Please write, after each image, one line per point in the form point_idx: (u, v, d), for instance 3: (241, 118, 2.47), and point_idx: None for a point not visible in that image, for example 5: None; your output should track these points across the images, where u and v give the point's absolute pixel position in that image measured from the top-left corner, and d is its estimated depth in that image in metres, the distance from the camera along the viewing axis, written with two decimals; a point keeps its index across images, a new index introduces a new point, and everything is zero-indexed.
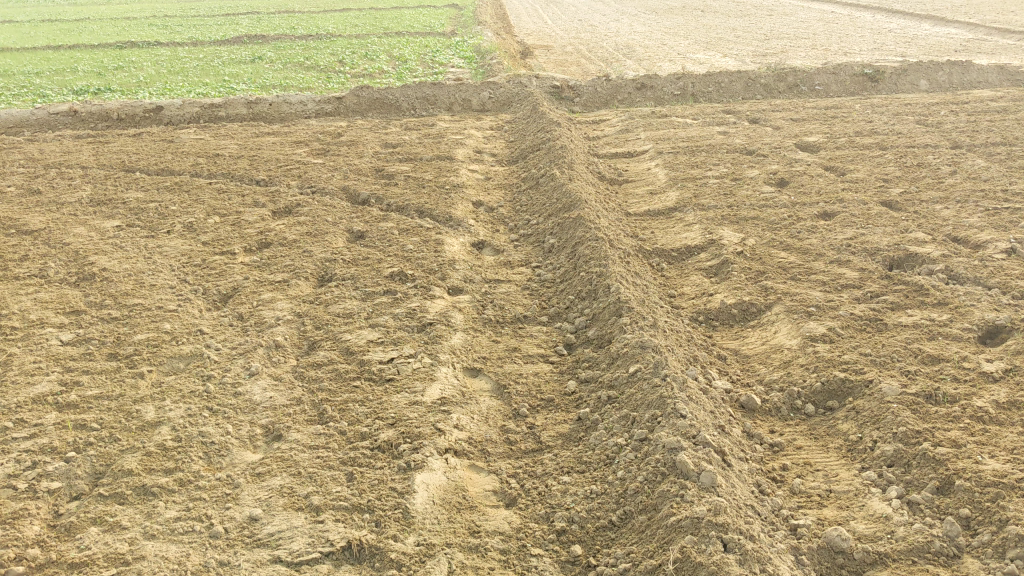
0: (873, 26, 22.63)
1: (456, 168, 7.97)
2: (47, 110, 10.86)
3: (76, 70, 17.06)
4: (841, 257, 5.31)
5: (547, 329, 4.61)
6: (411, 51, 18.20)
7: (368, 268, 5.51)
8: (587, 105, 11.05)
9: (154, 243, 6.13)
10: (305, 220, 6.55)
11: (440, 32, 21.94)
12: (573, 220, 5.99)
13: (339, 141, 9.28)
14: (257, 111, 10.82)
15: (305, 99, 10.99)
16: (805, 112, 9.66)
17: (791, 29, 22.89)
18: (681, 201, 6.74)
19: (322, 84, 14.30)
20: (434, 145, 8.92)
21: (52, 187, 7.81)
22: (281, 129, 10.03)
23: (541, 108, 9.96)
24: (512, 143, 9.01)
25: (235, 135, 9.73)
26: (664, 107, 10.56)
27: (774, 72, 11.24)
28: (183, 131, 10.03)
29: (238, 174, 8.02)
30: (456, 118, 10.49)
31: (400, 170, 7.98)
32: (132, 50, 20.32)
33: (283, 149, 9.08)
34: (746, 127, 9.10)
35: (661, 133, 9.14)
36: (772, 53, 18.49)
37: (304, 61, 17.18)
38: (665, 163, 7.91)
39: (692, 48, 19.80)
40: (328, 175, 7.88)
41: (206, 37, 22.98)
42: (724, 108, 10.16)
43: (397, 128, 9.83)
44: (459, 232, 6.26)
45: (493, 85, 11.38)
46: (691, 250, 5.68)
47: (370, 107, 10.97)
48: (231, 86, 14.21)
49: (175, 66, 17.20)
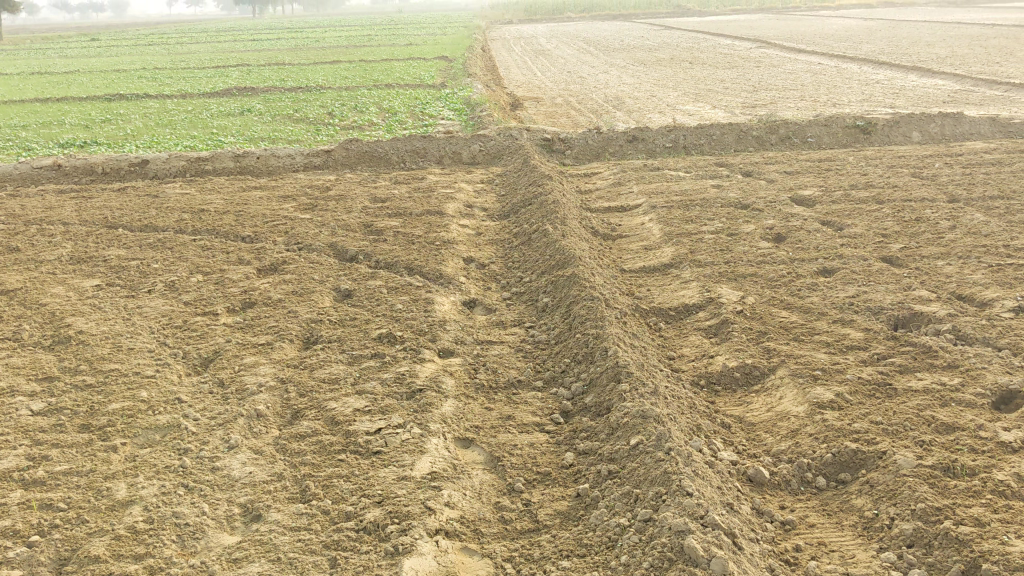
0: (861, 77, 22.79)
1: (446, 223, 7.83)
2: (31, 164, 10.72)
3: (62, 123, 16.96)
4: (845, 316, 5.15)
5: (542, 394, 4.41)
6: (401, 103, 18.20)
7: (355, 329, 5.31)
8: (578, 157, 10.95)
9: (134, 304, 5.94)
10: (291, 278, 6.36)
11: (430, 84, 22.02)
12: (567, 278, 5.82)
13: (328, 195, 9.14)
14: (244, 165, 10.70)
15: (293, 152, 10.89)
16: (798, 164, 9.58)
17: (779, 80, 23.03)
18: (677, 257, 6.59)
19: (310, 137, 14.23)
20: (424, 198, 8.79)
21: (31, 244, 7.63)
22: (268, 183, 9.90)
23: (532, 162, 9.86)
24: (503, 197, 8.88)
25: (221, 189, 9.60)
26: (656, 160, 10.47)
27: (766, 125, 11.20)
28: (169, 185, 9.89)
29: (223, 230, 7.86)
30: (446, 171, 10.39)
31: (388, 225, 7.82)
32: (120, 103, 20.28)
33: (270, 203, 8.94)
34: (738, 180, 9.01)
35: (654, 186, 9.04)
36: (761, 104, 18.55)
37: (293, 114, 17.14)
38: (659, 218, 7.78)
39: (681, 100, 19.86)
40: (316, 230, 7.73)
41: (195, 90, 22.96)
42: (717, 161, 10.07)
43: (386, 182, 9.71)
44: (450, 290, 6.08)
45: (483, 138, 11.30)
46: (689, 309, 5.51)
47: (358, 160, 10.87)
48: (219, 139, 14.14)
49: (163, 119, 17.13)
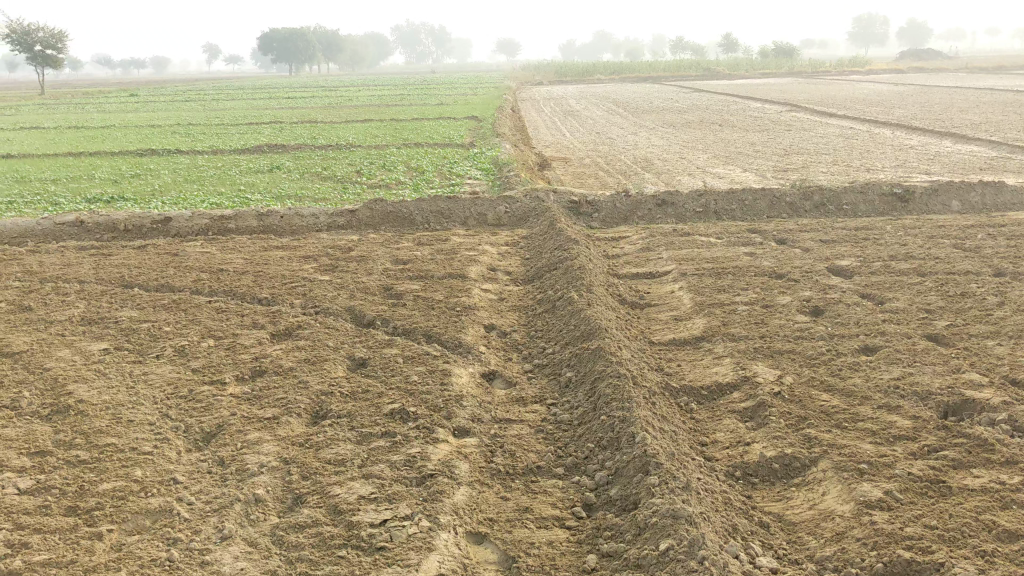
0: (895, 142, 22.49)
1: (468, 287, 7.56)
2: (54, 220, 10.62)
3: (92, 177, 17.00)
4: (890, 402, 4.81)
5: (564, 483, 4.09)
6: (429, 162, 18.12)
7: (366, 403, 5.02)
8: (606, 219, 10.68)
9: (139, 370, 5.70)
10: (304, 345, 6.11)
11: (458, 143, 22.00)
12: (593, 351, 5.51)
13: (349, 256, 8.92)
14: (267, 224, 10.53)
15: (317, 212, 10.72)
16: (834, 233, 9.27)
17: (812, 144, 22.80)
18: (709, 329, 6.27)
19: (337, 196, 14.10)
20: (447, 261, 8.55)
21: (43, 303, 7.45)
22: (290, 242, 9.72)
23: (559, 225, 9.62)
24: (528, 260, 8.62)
25: (241, 249, 9.43)
26: (686, 225, 10.19)
27: (800, 191, 10.91)
28: (190, 244, 9.73)
29: (240, 291, 7.65)
30: (471, 232, 10.16)
31: (408, 288, 7.58)
32: (151, 158, 20.38)
33: (290, 263, 8.73)
34: (772, 248, 8.71)
35: (683, 252, 8.75)
36: (793, 169, 18.31)
37: (321, 172, 17.08)
38: (690, 286, 7.48)
39: (712, 163, 19.66)
40: (333, 293, 7.49)
41: (226, 146, 23.08)
42: (750, 227, 9.77)
43: (409, 243, 9.48)
44: (469, 360, 5.79)
45: (510, 200, 11.09)
46: (722, 389, 5.18)
47: (382, 220, 10.68)
48: (245, 197, 14.04)
49: (192, 175, 17.13)
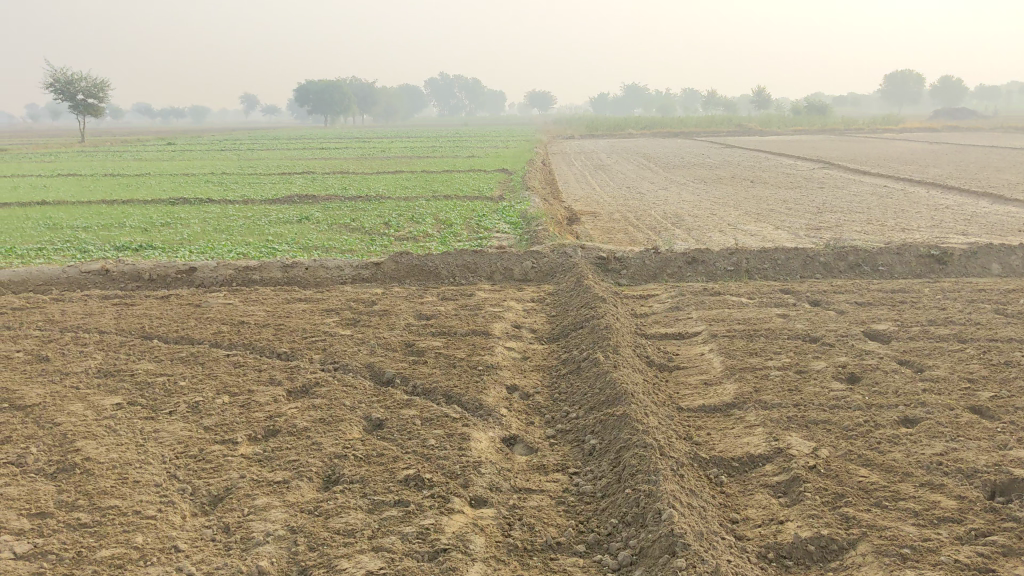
0: (930, 202, 22.18)
1: (491, 345, 7.37)
2: (80, 269, 10.61)
3: (123, 225, 17.10)
4: (933, 480, 4.54)
5: (585, 562, 3.86)
6: (458, 215, 18.07)
7: (381, 467, 4.83)
8: (634, 276, 10.49)
9: (150, 426, 5.54)
10: (321, 403, 5.93)
11: (488, 196, 21.98)
12: (618, 417, 5.29)
13: (372, 310, 8.78)
14: (292, 275, 10.45)
15: (342, 264, 10.62)
16: (870, 295, 9.02)
17: (846, 202, 22.56)
18: (740, 396, 6.02)
19: (364, 248, 14.04)
20: (471, 317, 8.38)
21: (61, 354, 7.36)
22: (313, 294, 9.61)
23: (586, 281, 9.45)
24: (554, 317, 8.43)
25: (264, 300, 9.32)
26: (717, 283, 9.98)
27: (834, 251, 10.67)
28: (213, 294, 9.65)
29: (259, 345, 7.51)
30: (496, 287, 10.00)
31: (430, 345, 7.40)
32: (182, 206, 20.51)
33: (312, 316, 8.61)
34: (805, 310, 8.46)
35: (713, 312, 8.53)
36: (826, 227, 18.06)
37: (349, 223, 17.07)
38: (720, 349, 7.24)
39: (744, 220, 19.46)
40: (353, 349, 7.32)
41: (257, 196, 23.23)
42: (782, 287, 9.55)
43: (433, 297, 9.34)
44: (489, 423, 5.57)
45: (537, 255, 10.93)
46: (754, 460, 4.93)
47: (408, 273, 10.54)
48: (273, 247, 14.02)
49: (221, 224, 17.18)
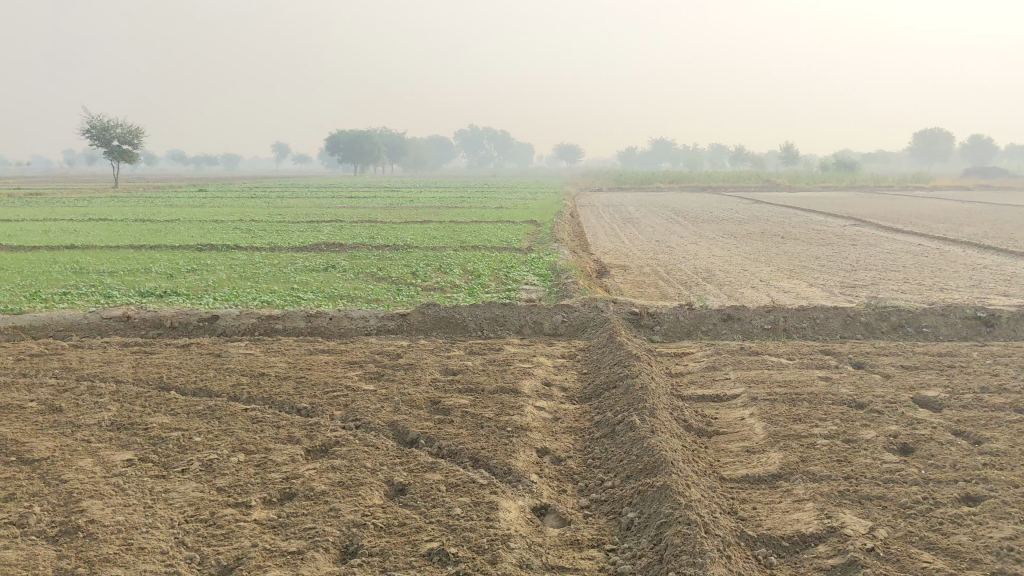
0: (967, 261, 21.73)
1: (520, 404, 7.04)
2: (101, 314, 10.43)
3: (149, 271, 17.02)
4: (1007, 569, 4.14)
5: None
6: (486, 265, 17.86)
7: (402, 539, 4.49)
8: (668, 332, 10.14)
9: (161, 486, 5.24)
10: (340, 465, 5.62)
11: (515, 247, 21.79)
12: (658, 489, 4.94)
13: (397, 364, 8.50)
14: (315, 325, 10.19)
15: (367, 315, 10.36)
16: (917, 359, 8.63)
17: (880, 260, 22.16)
18: (787, 466, 5.65)
19: (390, 298, 13.82)
20: (499, 373, 8.07)
21: (75, 404, 7.11)
22: (337, 346, 9.34)
23: (618, 338, 9.13)
24: (586, 375, 8.10)
25: (286, 351, 9.07)
26: (754, 342, 9.62)
27: (876, 311, 10.31)
28: (234, 344, 9.41)
29: (279, 399, 7.23)
30: (525, 342, 9.70)
31: (457, 403, 7.08)
32: (209, 253, 20.45)
33: (334, 369, 8.33)
34: (849, 373, 8.09)
35: (753, 373, 8.16)
36: (861, 285, 17.68)
37: (376, 272, 16.89)
38: (763, 414, 6.87)
39: (776, 276, 19.12)
40: (376, 406, 7.02)
41: (285, 243, 23.17)
42: (823, 348, 9.18)
43: (460, 352, 9.05)
44: (519, 490, 5.23)
45: (567, 309, 10.64)
46: (805, 540, 4.55)
47: (434, 324, 10.26)
48: (298, 295, 13.84)
49: (247, 271, 17.06)
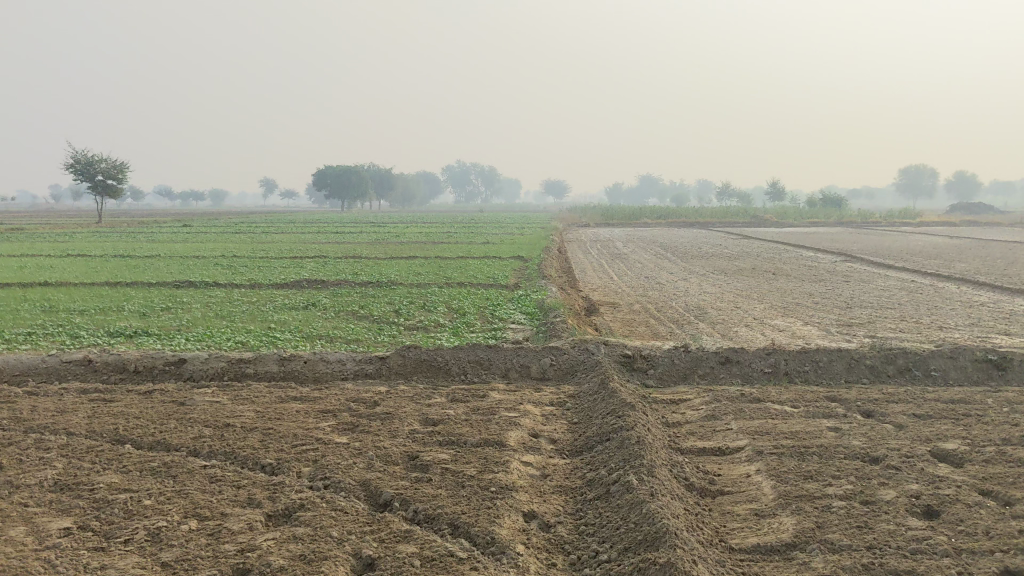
0: (963, 298, 21.34)
1: (505, 459, 6.45)
2: (60, 358, 9.79)
3: (122, 309, 16.41)
4: None
5: None
6: (471, 303, 17.33)
7: None
8: (663, 376, 9.57)
9: (99, 562, 4.63)
10: (303, 534, 5.01)
11: (503, 284, 21.24)
12: (661, 567, 4.38)
13: (374, 412, 7.90)
14: (288, 368, 9.57)
15: (344, 357, 9.75)
16: (929, 407, 8.12)
17: (874, 296, 21.78)
18: (802, 534, 5.09)
19: (371, 338, 13.25)
20: (483, 424, 7.48)
21: (17, 461, 6.48)
22: (310, 392, 8.73)
23: (611, 384, 8.56)
24: (577, 425, 7.52)
25: (255, 399, 8.45)
26: (754, 388, 9.07)
27: (882, 353, 9.80)
28: (200, 391, 8.78)
29: (242, 454, 6.63)
30: (512, 387, 9.11)
31: (436, 458, 6.49)
32: (186, 290, 19.86)
33: (306, 419, 7.72)
34: (859, 423, 7.55)
35: (756, 423, 7.61)
36: (857, 323, 17.27)
37: (357, 310, 16.33)
38: (770, 471, 6.31)
39: (770, 313, 18.70)
40: (348, 461, 6.41)
41: (265, 280, 22.60)
42: (829, 395, 8.65)
43: (442, 399, 8.46)
44: (503, 565, 4.64)
45: (556, 351, 10.07)
46: None
47: (415, 368, 9.66)
48: (275, 336, 13.26)
49: (224, 309, 16.48)
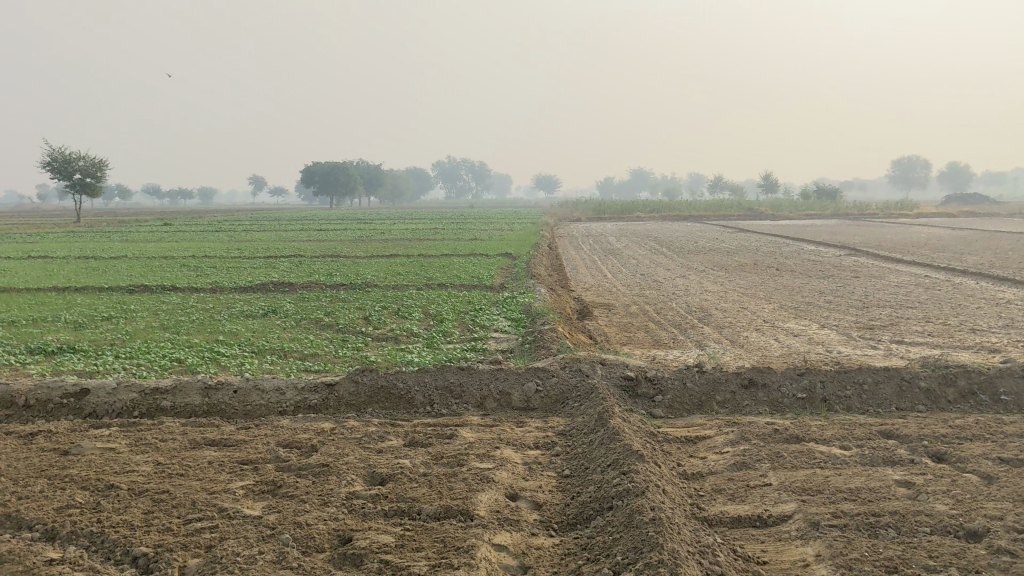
0: (985, 295, 19.69)
1: (471, 542, 4.68)
2: None
3: (58, 319, 14.61)
4: None
5: None
6: (450, 308, 15.60)
7: None
8: (673, 406, 7.80)
9: None
10: None
11: (487, 284, 19.53)
12: None
13: (308, 464, 6.12)
14: (214, 401, 7.75)
15: (282, 385, 7.94)
16: (1018, 448, 6.38)
17: (890, 294, 20.20)
18: None
19: (331, 352, 11.53)
20: (447, 480, 5.71)
21: None
22: (233, 435, 6.92)
23: (611, 419, 6.78)
24: (568, 483, 5.75)
25: (159, 445, 6.65)
26: (789, 420, 7.30)
27: (940, 374, 8.05)
28: (95, 434, 6.96)
29: (110, 539, 4.85)
30: (488, 423, 7.33)
31: (375, 543, 4.71)
32: (139, 295, 18.06)
33: (216, 475, 5.94)
34: (935, 474, 5.80)
35: (802, 476, 5.84)
36: (878, 326, 15.67)
37: (320, 317, 14.57)
38: (836, 558, 4.57)
39: (780, 314, 17.10)
40: (251, 550, 4.63)
41: (229, 282, 20.80)
42: (886, 432, 6.89)
43: (398, 442, 6.68)
44: None
45: (542, 372, 8.28)
46: None
47: (369, 399, 7.89)
48: (220, 351, 11.50)
49: (172, 318, 14.71)
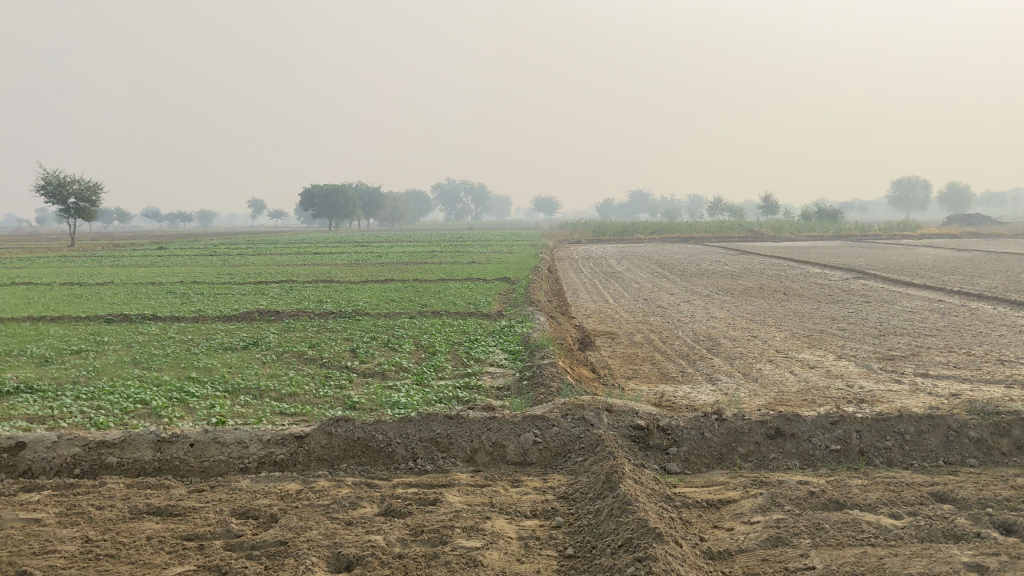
0: (1005, 322, 18.77)
1: None
2: None
3: (24, 353, 13.64)
4: None
5: None
6: (443, 339, 14.66)
7: None
8: (689, 460, 6.86)
9: None
10: None
11: (483, 312, 18.61)
12: None
13: (265, 542, 5.15)
14: (167, 456, 6.79)
15: (247, 437, 7.00)
16: None
17: (906, 320, 19.28)
18: None
19: (311, 391, 10.56)
20: (426, 565, 4.74)
21: None
22: (181, 500, 5.97)
23: (621, 480, 5.83)
24: (570, 567, 4.80)
25: (92, 515, 5.69)
26: (823, 479, 6.36)
27: (992, 421, 7.09)
28: (21, 499, 5.99)
29: None
30: (479, 482, 6.37)
31: None
32: (116, 326, 17.11)
33: (152, 558, 4.97)
34: (1011, 554, 4.84)
35: (850, 557, 4.88)
36: (898, 355, 14.75)
37: (304, 350, 13.63)
38: None
39: (793, 343, 16.16)
40: None
41: (214, 311, 19.86)
42: (939, 494, 5.93)
43: (373, 510, 5.73)
44: None
45: (540, 421, 7.32)
46: None
47: (344, 452, 6.95)
48: (189, 390, 10.52)
49: (144, 351, 13.74)
